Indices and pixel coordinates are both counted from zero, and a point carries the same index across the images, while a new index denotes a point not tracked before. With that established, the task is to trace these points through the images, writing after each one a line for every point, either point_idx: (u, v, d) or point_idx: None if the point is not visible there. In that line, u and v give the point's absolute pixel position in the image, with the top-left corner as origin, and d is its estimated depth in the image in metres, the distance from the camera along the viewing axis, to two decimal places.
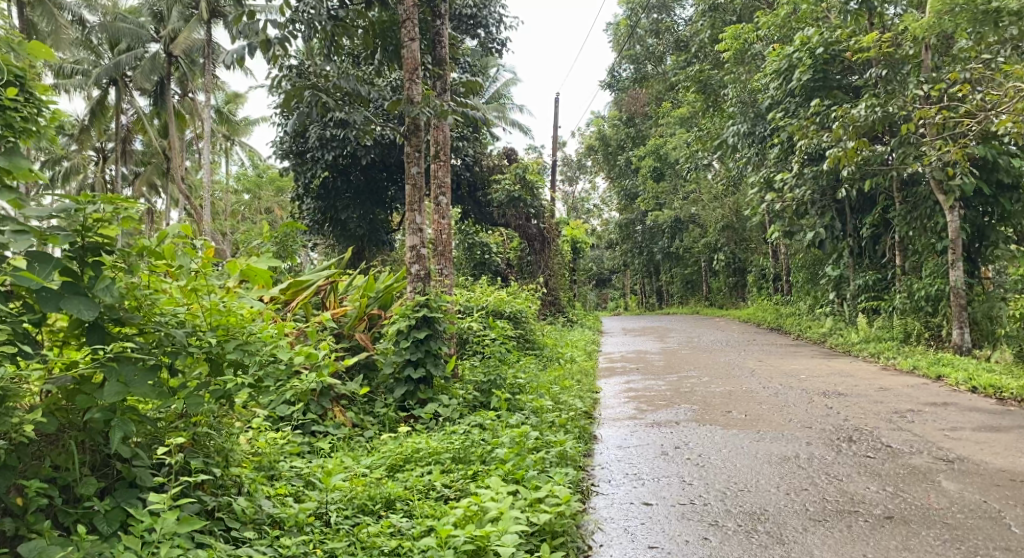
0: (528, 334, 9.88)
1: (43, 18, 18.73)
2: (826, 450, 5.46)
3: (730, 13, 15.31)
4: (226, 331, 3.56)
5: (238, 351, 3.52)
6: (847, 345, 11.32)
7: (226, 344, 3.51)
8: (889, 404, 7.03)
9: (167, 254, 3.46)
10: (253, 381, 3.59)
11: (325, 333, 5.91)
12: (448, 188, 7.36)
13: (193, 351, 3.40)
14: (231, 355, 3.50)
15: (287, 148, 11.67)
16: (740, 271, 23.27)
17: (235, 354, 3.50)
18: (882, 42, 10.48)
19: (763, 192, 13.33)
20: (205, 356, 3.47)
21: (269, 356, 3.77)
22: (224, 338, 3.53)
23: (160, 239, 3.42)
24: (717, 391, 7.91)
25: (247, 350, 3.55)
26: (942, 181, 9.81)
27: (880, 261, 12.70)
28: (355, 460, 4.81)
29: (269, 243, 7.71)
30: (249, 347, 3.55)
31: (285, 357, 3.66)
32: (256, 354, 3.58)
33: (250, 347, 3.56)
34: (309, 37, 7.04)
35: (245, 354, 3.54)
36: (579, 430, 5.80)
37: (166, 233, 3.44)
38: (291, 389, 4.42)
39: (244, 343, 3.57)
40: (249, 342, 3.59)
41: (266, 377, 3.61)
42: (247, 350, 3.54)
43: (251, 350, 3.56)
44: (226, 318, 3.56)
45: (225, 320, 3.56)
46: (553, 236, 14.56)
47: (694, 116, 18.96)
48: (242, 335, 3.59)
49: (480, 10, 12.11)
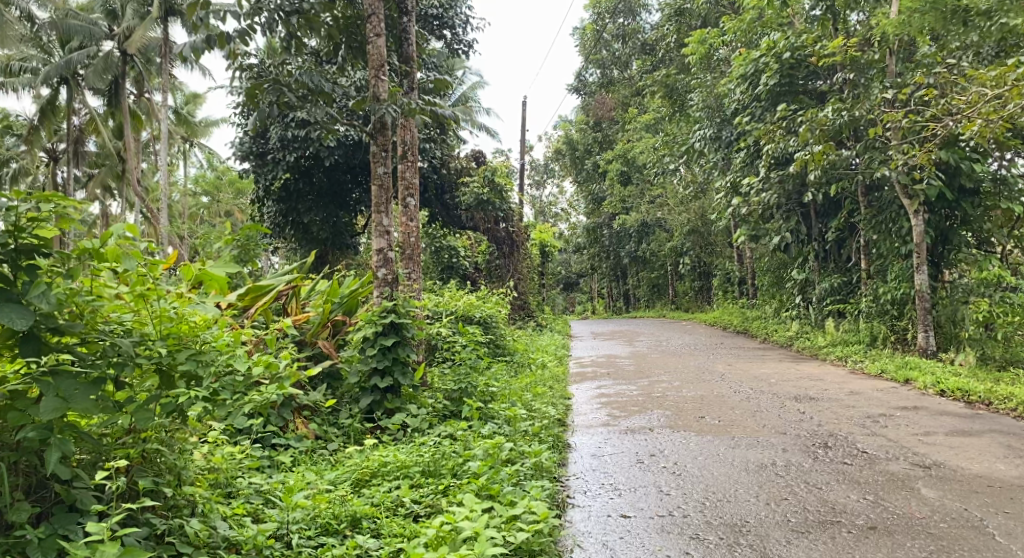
0: (498, 339, 9.68)
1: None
2: (803, 456, 5.37)
3: (696, 18, 15.31)
4: (177, 340, 3.31)
5: (190, 362, 3.27)
6: (815, 348, 11.33)
7: (177, 354, 3.26)
8: (861, 409, 6.99)
9: (111, 256, 3.21)
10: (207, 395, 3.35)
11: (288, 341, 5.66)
12: (417, 190, 7.13)
13: (141, 363, 3.16)
14: (182, 366, 3.25)
15: (248, 150, 11.25)
16: (706, 275, 23.37)
17: (187, 365, 3.25)
18: (847, 47, 10.51)
19: (729, 197, 13.33)
20: (155, 367, 3.23)
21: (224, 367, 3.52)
22: (176, 348, 3.29)
23: (104, 240, 3.18)
24: (689, 396, 7.81)
25: (201, 360, 3.31)
26: (907, 186, 9.87)
27: (846, 265, 12.76)
28: (318, 474, 4.60)
29: (228, 247, 7.41)
30: (202, 358, 3.31)
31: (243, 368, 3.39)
32: (211, 365, 3.34)
33: (204, 358, 3.32)
34: (271, 29, 6.78)
35: (199, 365, 3.30)
36: (553, 439, 5.63)
37: (110, 233, 3.18)
38: (248, 400, 4.15)
39: (197, 352, 3.32)
40: (203, 351, 3.35)
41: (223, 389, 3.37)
42: (200, 360, 3.30)
43: (205, 361, 3.32)
44: (177, 326, 3.31)
45: (176, 329, 3.32)
46: (521, 240, 14.39)
47: (661, 121, 18.97)
48: (194, 345, 3.34)
49: (446, 11, 11.95)
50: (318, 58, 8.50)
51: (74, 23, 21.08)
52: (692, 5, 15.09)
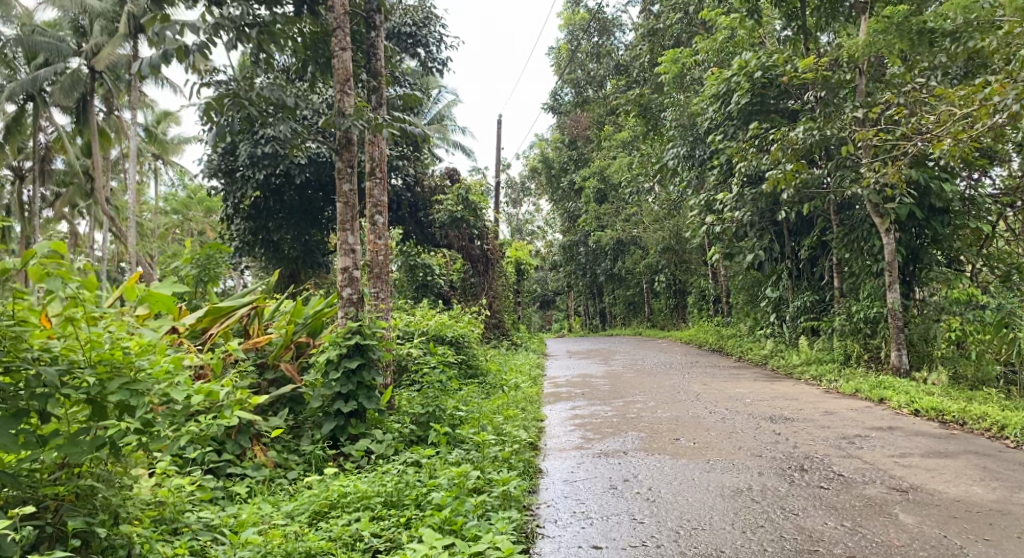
0: (470, 359, 9.47)
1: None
2: (779, 480, 5.24)
3: (668, 38, 15.38)
4: (109, 368, 3.35)
5: (121, 392, 3.32)
6: (790, 367, 11.28)
7: (108, 384, 3.31)
8: (837, 429, 6.89)
9: (33, 278, 3.35)
10: (141, 425, 3.40)
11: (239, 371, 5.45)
12: (385, 207, 6.95)
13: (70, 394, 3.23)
14: (113, 396, 3.31)
15: (217, 166, 11.05)
16: (681, 292, 23.38)
17: (118, 395, 3.30)
18: (819, 66, 10.54)
19: (703, 215, 13.30)
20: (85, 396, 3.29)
21: (162, 396, 3.50)
22: (107, 376, 3.33)
23: (29, 259, 3.33)
24: (664, 417, 7.67)
25: (134, 390, 3.35)
26: (878, 205, 9.89)
27: (819, 283, 12.75)
28: (275, 506, 4.45)
29: (188, 267, 7.19)
30: (136, 387, 3.35)
31: (180, 398, 3.40)
32: (145, 394, 3.38)
33: (137, 387, 3.36)
34: (234, 44, 6.60)
35: (132, 395, 3.34)
36: (524, 464, 5.46)
37: (32, 252, 3.33)
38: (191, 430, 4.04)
39: (130, 381, 3.36)
40: (136, 380, 3.38)
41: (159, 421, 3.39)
42: (133, 391, 3.34)
43: (139, 391, 3.36)
44: (109, 353, 3.34)
45: (108, 356, 3.34)
46: (496, 258, 14.23)
47: (635, 140, 19.00)
48: (127, 373, 3.38)
49: (420, 29, 11.90)
50: (286, 75, 8.35)
51: (40, 39, 20.71)
52: (664, 25, 15.15)
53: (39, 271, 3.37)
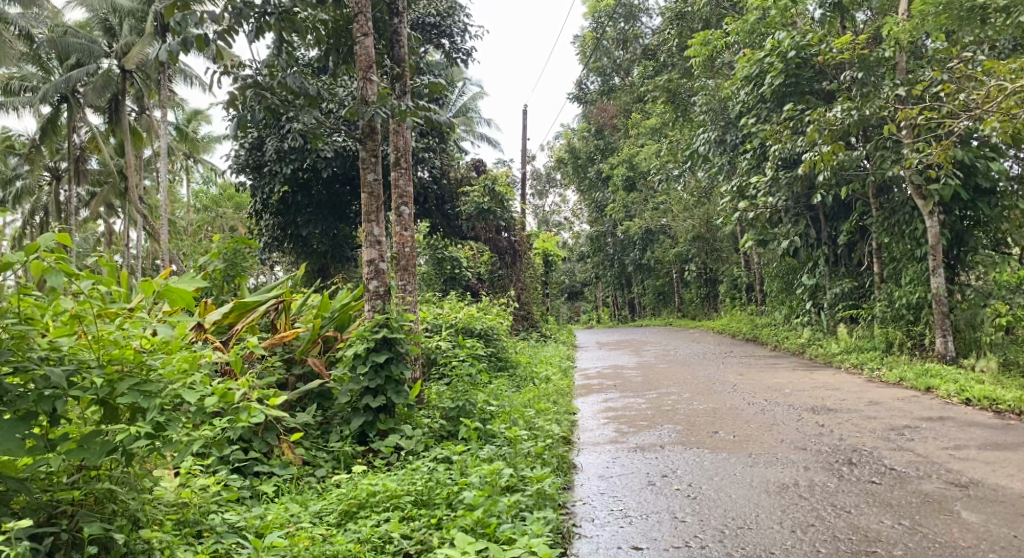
0: (499, 352, 9.26)
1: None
2: (827, 475, 4.99)
3: (697, 21, 14.99)
4: (119, 369, 3.34)
5: (132, 392, 3.30)
6: (829, 355, 10.91)
7: (118, 385, 3.30)
8: (884, 420, 6.58)
9: (35, 271, 3.34)
10: (152, 429, 3.35)
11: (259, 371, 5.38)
12: (411, 197, 6.77)
13: (78, 396, 3.23)
14: (124, 396, 3.29)
15: (244, 162, 10.97)
16: (712, 281, 23.05)
17: (128, 396, 3.28)
18: (856, 43, 10.16)
19: (735, 201, 12.87)
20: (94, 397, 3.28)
21: (174, 396, 3.45)
22: (117, 377, 3.32)
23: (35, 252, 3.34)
24: (701, 409, 7.42)
25: (144, 391, 3.33)
26: (921, 186, 9.49)
27: (857, 269, 12.35)
28: (303, 505, 4.33)
29: (215, 262, 7.09)
30: (146, 388, 3.32)
31: (192, 400, 3.35)
32: (155, 395, 3.34)
33: (148, 388, 3.33)
34: (256, 33, 6.40)
35: (142, 396, 3.31)
36: (557, 460, 5.26)
37: (36, 245, 3.28)
38: (207, 432, 3.96)
39: (141, 382, 3.34)
40: (147, 381, 3.36)
41: (169, 424, 3.35)
42: (144, 392, 3.32)
43: (149, 392, 3.33)
44: (119, 353, 3.34)
45: (119, 356, 3.34)
46: (524, 249, 14.09)
47: (664, 127, 18.62)
48: (139, 373, 3.37)
49: (444, 19, 11.71)
50: (312, 68, 8.22)
51: (72, 41, 20.86)
52: (693, 8, 14.78)
53: (40, 265, 3.28)
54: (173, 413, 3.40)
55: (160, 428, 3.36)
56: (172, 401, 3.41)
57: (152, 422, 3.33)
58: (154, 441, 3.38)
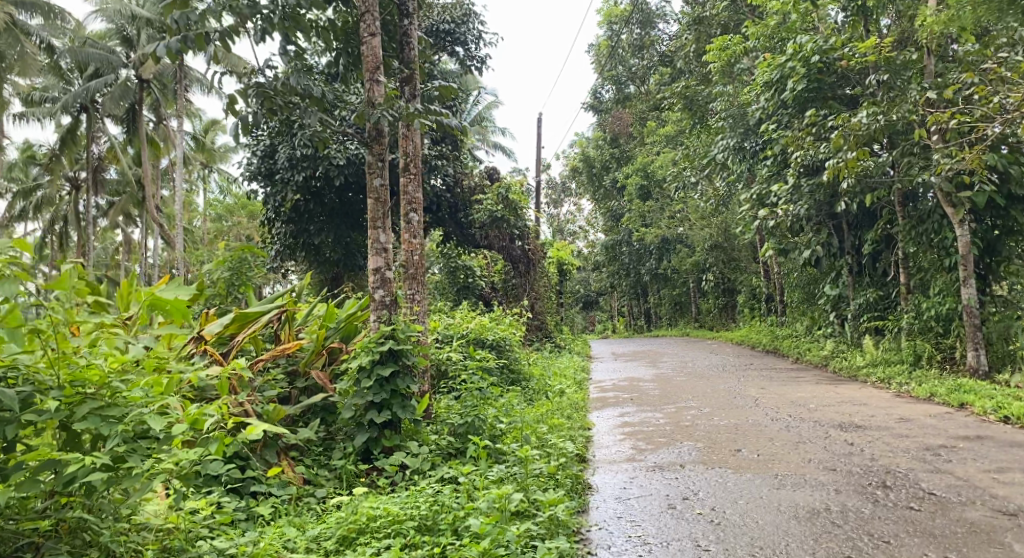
0: (511, 363, 8.94)
1: (12, 45, 19.04)
2: (861, 500, 4.66)
3: (715, 26, 14.67)
4: (80, 392, 3.24)
5: (91, 417, 3.19)
6: (853, 369, 10.50)
7: (77, 408, 3.19)
8: (918, 439, 6.22)
9: None
10: (112, 458, 3.23)
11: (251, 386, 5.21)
12: (420, 203, 6.48)
13: (32, 421, 3.12)
14: (82, 420, 3.18)
15: (256, 170, 10.82)
16: (730, 291, 22.63)
17: (86, 421, 3.17)
18: (882, 45, 9.78)
19: (755, 210, 12.46)
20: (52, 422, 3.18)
21: (138, 422, 3.33)
22: (77, 400, 3.22)
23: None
24: (722, 425, 7.08)
25: (104, 416, 3.22)
26: (950, 193, 9.11)
27: (882, 279, 11.93)
28: (300, 529, 4.07)
29: (219, 270, 6.82)
30: (106, 413, 3.22)
31: (157, 429, 3.23)
32: (117, 421, 3.24)
33: (108, 413, 3.23)
34: (260, 34, 6.12)
35: (101, 421, 3.21)
36: (571, 481, 4.97)
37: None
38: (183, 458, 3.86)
39: (101, 407, 3.24)
40: (109, 405, 3.26)
41: (130, 455, 3.22)
42: (103, 417, 3.21)
43: (110, 417, 3.23)
44: (81, 374, 3.24)
45: (82, 377, 3.25)
46: (538, 259, 13.78)
47: (681, 134, 18.29)
48: (101, 397, 3.26)
49: (458, 26, 11.49)
50: (323, 74, 7.99)
51: (91, 51, 20.80)
52: (710, 13, 14.48)
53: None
54: (136, 443, 3.29)
55: (120, 458, 3.24)
56: (135, 427, 3.31)
57: (111, 452, 3.21)
58: (114, 472, 3.25)
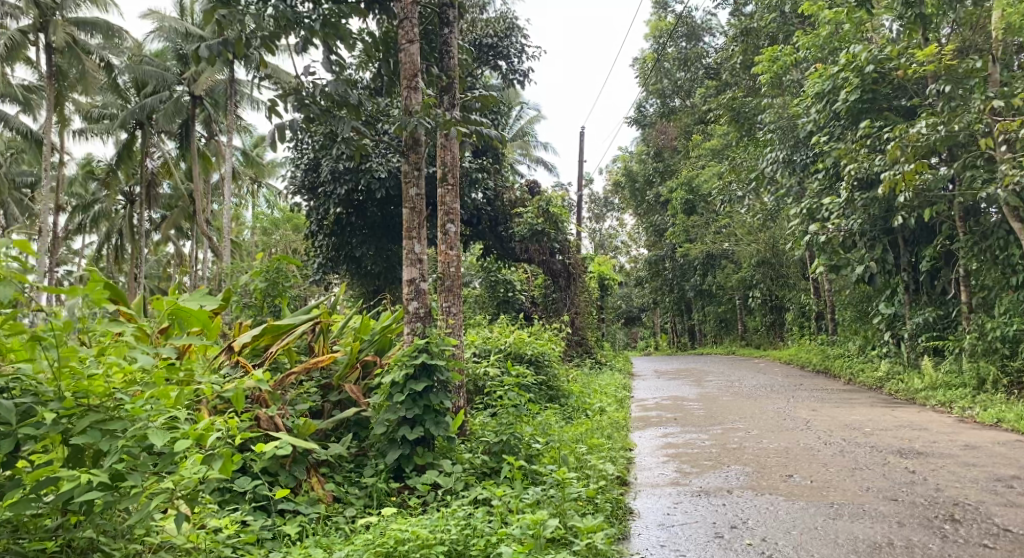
0: (550, 380, 8.68)
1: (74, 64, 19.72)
2: (928, 535, 4.30)
3: (763, 36, 14.34)
4: (82, 404, 3.20)
5: (91, 431, 3.14)
6: (911, 392, 9.98)
7: (78, 421, 3.15)
8: (987, 468, 5.79)
9: None
10: (112, 476, 3.14)
11: (280, 398, 5.10)
12: (457, 214, 6.29)
13: (31, 434, 3.09)
14: (82, 433, 3.13)
15: (301, 183, 10.98)
16: (778, 308, 22.05)
17: (86, 435, 3.12)
18: (943, 54, 9.33)
19: (806, 225, 12.02)
20: (54, 436, 3.15)
21: (141, 436, 3.24)
22: (78, 413, 3.17)
23: None
24: (772, 449, 6.73)
25: (106, 430, 3.17)
26: (1017, 209, 8.61)
27: (941, 298, 11.39)
28: (326, 551, 3.88)
29: (256, 280, 6.70)
30: (106, 426, 3.16)
31: (158, 445, 3.12)
32: (119, 435, 3.18)
33: (109, 427, 3.17)
34: (302, 44, 5.96)
35: (103, 435, 3.15)
36: (611, 506, 4.72)
37: None
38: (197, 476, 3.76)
39: (103, 420, 3.19)
40: (111, 418, 3.20)
41: (129, 473, 3.14)
42: (104, 430, 3.16)
43: (110, 430, 3.17)
44: (84, 384, 3.20)
45: (85, 388, 3.21)
46: (580, 274, 13.46)
47: (727, 147, 17.88)
48: (103, 410, 3.21)
49: (501, 40, 11.37)
50: (365, 86, 7.93)
51: (148, 69, 21.25)
52: (758, 24, 14.16)
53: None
54: (138, 460, 3.20)
55: (121, 476, 3.17)
56: (139, 442, 3.23)
57: (111, 469, 3.14)
58: (116, 491, 3.17)
